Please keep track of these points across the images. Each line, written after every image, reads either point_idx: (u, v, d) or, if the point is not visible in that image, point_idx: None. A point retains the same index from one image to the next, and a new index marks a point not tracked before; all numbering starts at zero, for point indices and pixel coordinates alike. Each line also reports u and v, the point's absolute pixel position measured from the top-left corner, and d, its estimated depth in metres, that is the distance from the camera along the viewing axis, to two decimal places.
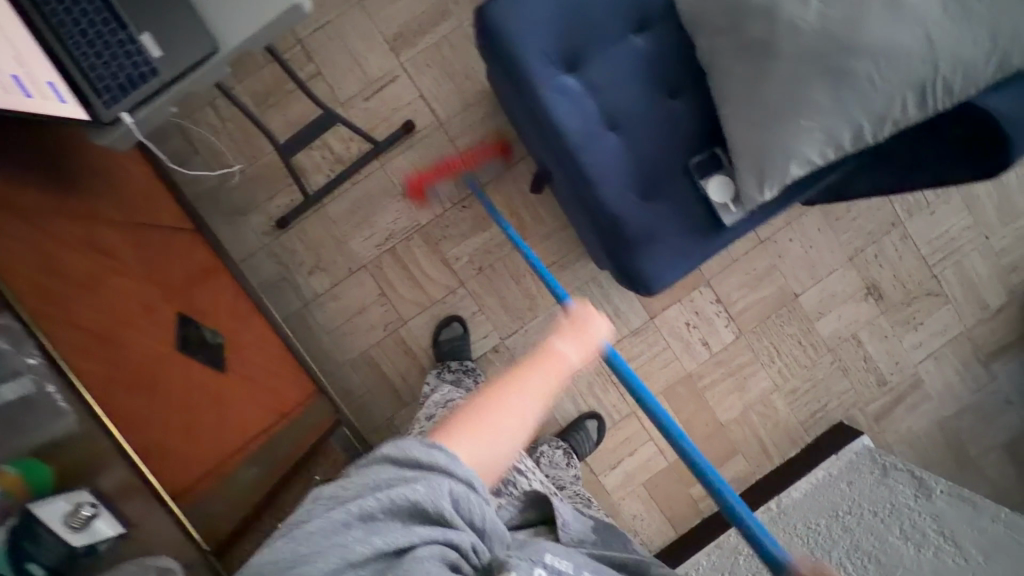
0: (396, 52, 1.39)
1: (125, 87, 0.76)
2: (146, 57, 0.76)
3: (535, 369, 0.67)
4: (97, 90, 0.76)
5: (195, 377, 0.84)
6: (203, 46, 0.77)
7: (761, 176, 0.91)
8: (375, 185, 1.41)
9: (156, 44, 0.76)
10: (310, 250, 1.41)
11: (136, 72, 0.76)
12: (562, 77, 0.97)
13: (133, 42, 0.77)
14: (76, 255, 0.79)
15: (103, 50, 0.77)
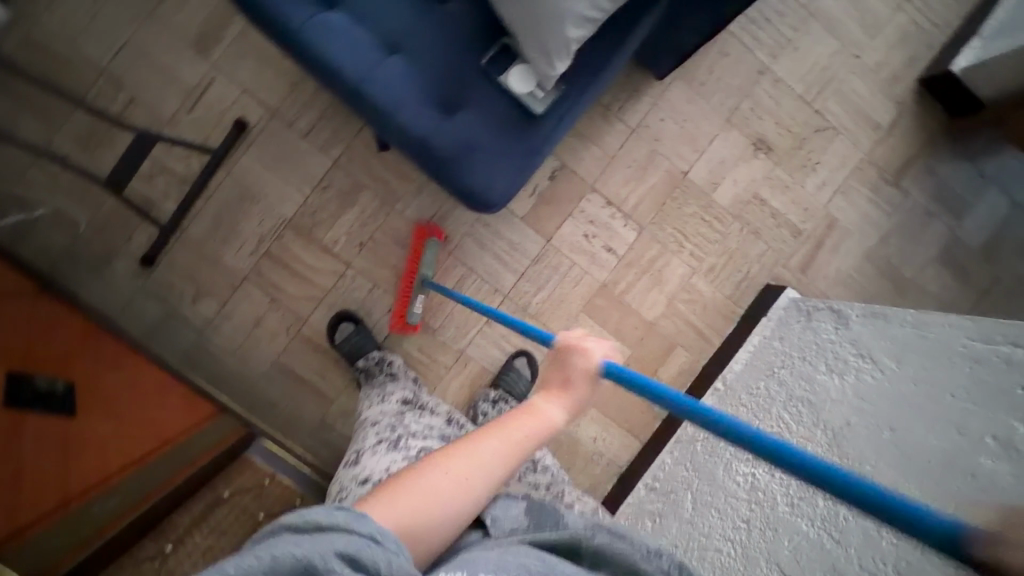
0: (205, 54, 1.34)
1: None
2: None
3: (482, 440, 0.62)
4: None
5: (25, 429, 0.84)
6: None
7: (547, 53, 0.87)
8: (229, 194, 1.37)
9: None
10: (186, 278, 1.37)
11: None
12: (322, 14, 0.92)
13: None
14: None
15: None
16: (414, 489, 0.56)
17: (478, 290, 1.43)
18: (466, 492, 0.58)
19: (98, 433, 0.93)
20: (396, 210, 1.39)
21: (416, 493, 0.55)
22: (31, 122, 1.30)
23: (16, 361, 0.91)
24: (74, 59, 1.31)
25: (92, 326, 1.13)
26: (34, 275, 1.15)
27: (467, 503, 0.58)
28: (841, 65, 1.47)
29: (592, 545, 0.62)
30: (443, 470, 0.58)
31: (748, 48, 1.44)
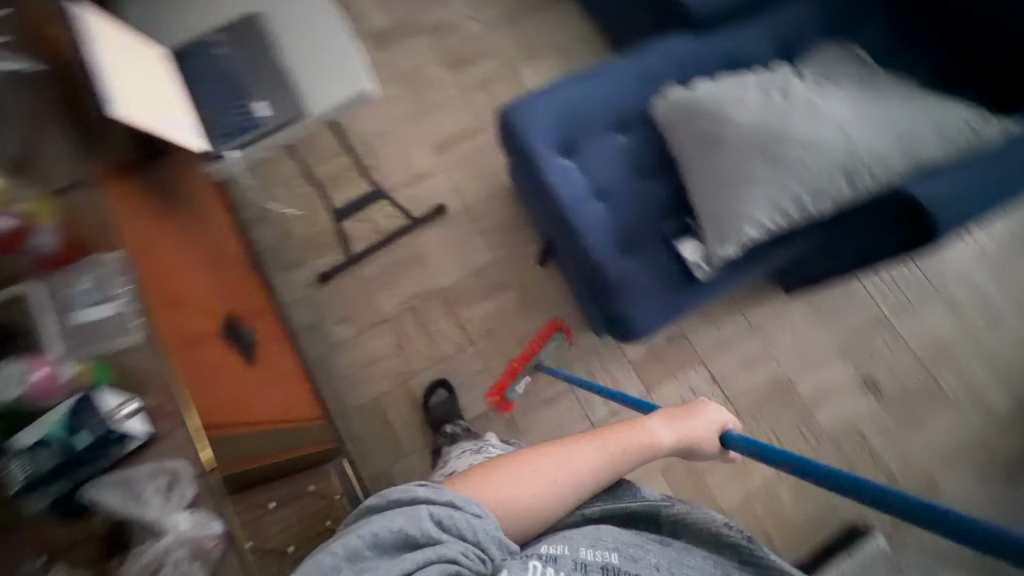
0: (439, 155, 1.72)
1: (237, 133, 1.05)
2: (253, 118, 1.06)
3: (590, 440, 0.72)
4: (216, 134, 1.05)
5: (227, 358, 0.99)
6: (290, 114, 1.06)
7: (721, 238, 1.09)
8: (408, 252, 1.63)
9: (268, 109, 1.06)
10: (341, 303, 1.59)
11: (249, 124, 1.06)
12: (560, 158, 1.24)
13: (251, 107, 1.07)
14: (176, 248, 1.01)
15: (231, 110, 1.07)
16: (509, 476, 0.67)
17: (571, 411, 1.53)
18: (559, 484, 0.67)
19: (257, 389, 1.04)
20: (530, 316, 1.59)
21: (506, 479, 0.66)
22: (301, 154, 1.71)
23: (229, 308, 1.11)
24: (351, 125, 1.74)
25: (263, 304, 1.32)
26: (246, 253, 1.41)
27: (558, 487, 0.67)
28: (960, 343, 1.58)
29: (672, 513, 0.66)
30: (534, 464, 0.68)
31: (872, 298, 1.61)
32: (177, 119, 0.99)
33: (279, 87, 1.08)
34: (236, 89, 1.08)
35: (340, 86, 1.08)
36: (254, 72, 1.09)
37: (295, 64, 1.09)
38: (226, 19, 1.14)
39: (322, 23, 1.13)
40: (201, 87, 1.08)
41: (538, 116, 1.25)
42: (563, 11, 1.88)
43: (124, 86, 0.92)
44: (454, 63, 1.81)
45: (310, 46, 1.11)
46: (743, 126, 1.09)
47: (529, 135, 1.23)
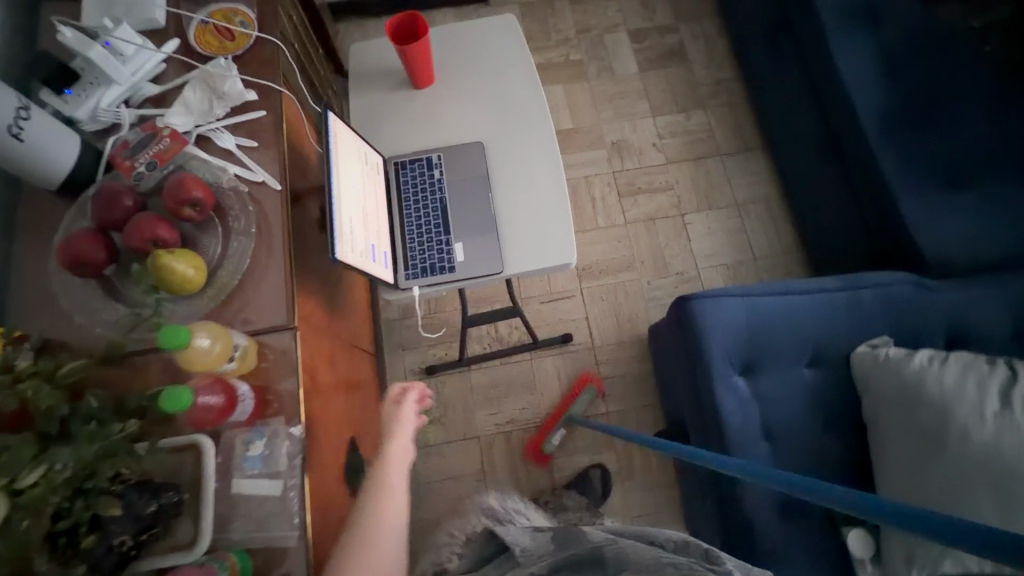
0: (581, 278, 1.65)
1: (427, 271, 1.02)
2: (450, 257, 1.02)
3: (377, 504, 0.75)
4: (406, 265, 1.03)
5: (347, 507, 0.91)
6: (488, 265, 1.00)
7: (909, 558, 0.95)
8: (519, 372, 1.56)
9: (463, 252, 1.01)
10: (438, 402, 1.53)
11: (440, 265, 1.02)
12: (734, 376, 1.12)
13: (448, 245, 1.02)
14: (328, 367, 0.94)
15: (426, 243, 1.04)
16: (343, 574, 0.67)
17: None
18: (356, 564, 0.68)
19: None
20: (623, 487, 1.46)
21: None
22: None
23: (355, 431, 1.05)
24: None
25: (372, 402, 1.27)
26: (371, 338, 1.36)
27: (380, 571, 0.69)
28: None
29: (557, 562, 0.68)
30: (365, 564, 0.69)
31: None
32: (376, 248, 0.96)
33: (482, 234, 1.02)
34: (439, 222, 1.05)
35: (544, 253, 1.00)
36: (461, 209, 1.04)
37: (506, 214, 1.03)
38: (451, 138, 1.09)
39: (545, 174, 1.05)
40: (406, 207, 1.06)
41: (725, 323, 1.14)
42: (749, 165, 1.78)
43: (346, 217, 0.88)
44: (622, 187, 1.75)
45: (525, 197, 1.04)
46: (976, 441, 0.93)
47: (708, 350, 1.12)
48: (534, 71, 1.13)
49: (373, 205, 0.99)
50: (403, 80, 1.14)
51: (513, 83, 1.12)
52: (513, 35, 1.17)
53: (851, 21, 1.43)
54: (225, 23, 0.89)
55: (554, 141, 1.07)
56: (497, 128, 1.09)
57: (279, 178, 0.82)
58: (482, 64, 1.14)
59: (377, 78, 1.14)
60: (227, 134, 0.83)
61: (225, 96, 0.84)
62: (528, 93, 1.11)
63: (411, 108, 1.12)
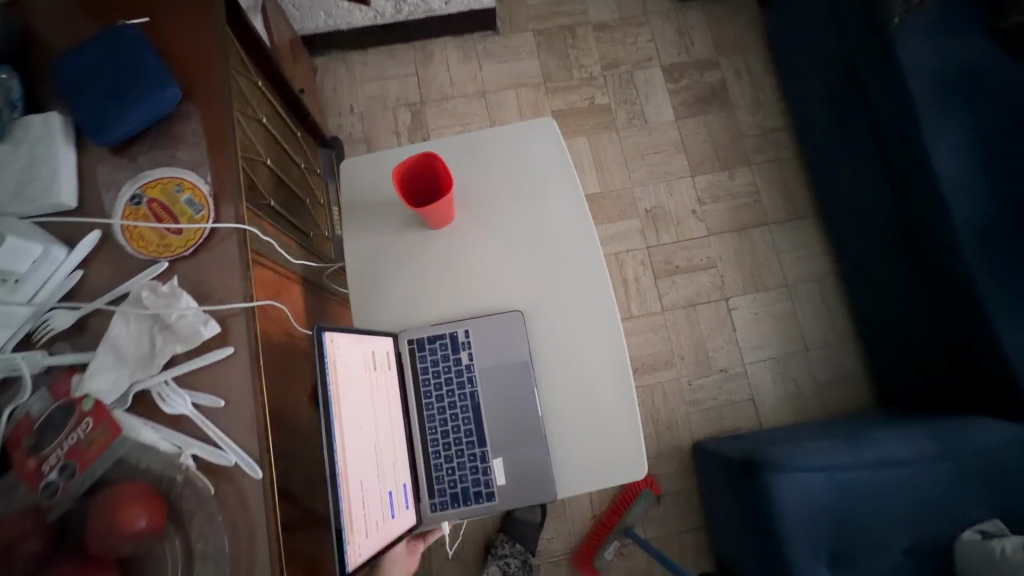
0: None
1: (458, 497, 0.89)
2: (489, 479, 0.90)
3: None
4: (432, 491, 0.89)
5: None
6: (538, 491, 0.88)
7: None
8: None
9: (504, 473, 0.89)
10: (454, 533, 1.35)
11: (474, 490, 0.89)
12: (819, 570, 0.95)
13: (484, 462, 0.90)
14: None
15: (455, 460, 0.90)
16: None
17: None
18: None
19: None
20: None
21: None
22: None
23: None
24: None
25: None
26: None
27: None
28: None
29: None
30: None
31: None
32: (395, 493, 0.80)
33: (526, 444, 0.89)
34: (469, 427, 0.91)
35: (605, 465, 0.89)
36: (497, 410, 0.91)
37: (555, 413, 0.91)
38: (482, 309, 0.94)
39: (602, 361, 0.92)
40: (428, 411, 0.92)
41: (807, 506, 0.96)
42: (799, 237, 1.56)
43: (356, 479, 0.71)
44: (658, 265, 1.51)
45: (580, 393, 0.91)
46: None
47: (787, 535, 0.95)
48: (585, 218, 0.96)
49: (386, 426, 0.83)
50: (415, 223, 0.96)
51: (558, 236, 0.96)
52: (559, 167, 0.98)
53: (947, 100, 1.20)
54: (166, 204, 0.63)
55: (616, 319, 0.93)
56: (540, 297, 0.94)
57: (258, 455, 0.58)
58: (519, 206, 0.96)
59: (381, 218, 0.97)
60: (178, 387, 0.58)
61: (171, 331, 0.58)
62: (579, 253, 0.95)
63: (429, 265, 0.95)
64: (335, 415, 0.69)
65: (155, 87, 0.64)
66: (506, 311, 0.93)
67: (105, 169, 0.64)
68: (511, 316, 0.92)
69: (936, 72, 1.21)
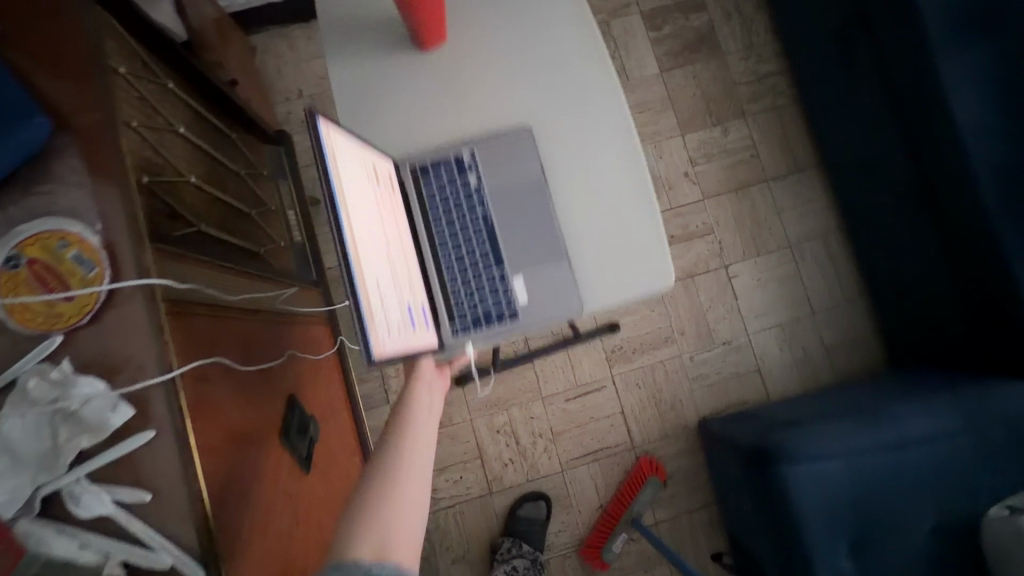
0: (611, 363, 1.36)
1: (478, 320, 0.86)
2: (509, 300, 0.86)
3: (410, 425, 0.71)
4: (453, 316, 0.86)
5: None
6: (564, 306, 0.84)
7: None
8: (549, 487, 1.32)
9: (524, 291, 0.86)
10: (460, 536, 1.31)
11: (496, 311, 0.86)
12: (842, 560, 0.90)
13: (503, 281, 0.86)
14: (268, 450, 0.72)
15: (472, 282, 0.86)
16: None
17: None
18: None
19: None
20: None
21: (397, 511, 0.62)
22: None
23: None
24: None
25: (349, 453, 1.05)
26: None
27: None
28: None
29: None
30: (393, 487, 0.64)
31: None
32: (414, 310, 0.77)
33: (542, 258, 0.86)
34: (485, 248, 0.87)
35: (628, 281, 0.86)
36: (509, 226, 0.87)
37: (576, 219, 0.87)
38: (490, 129, 0.87)
39: (618, 175, 0.87)
40: (438, 234, 0.87)
41: (824, 495, 0.91)
42: (800, 192, 1.45)
43: (374, 276, 0.66)
44: None
45: (597, 198, 0.87)
46: None
47: (805, 525, 0.90)
48: (594, 35, 0.89)
49: (396, 246, 0.78)
50: (404, 41, 0.87)
51: (569, 53, 0.89)
52: None
53: (968, 28, 1.06)
54: (49, 264, 0.52)
55: (632, 129, 0.88)
56: (551, 117, 0.88)
57: (201, 553, 0.50)
58: (526, 18, 0.89)
59: (370, 36, 0.88)
60: (92, 483, 0.50)
61: (73, 420, 0.49)
62: (584, 66, 0.88)
63: (425, 89, 0.88)
64: (346, 202, 0.65)
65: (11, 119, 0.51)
66: (515, 127, 0.87)
67: None
68: (521, 130, 0.86)
69: None
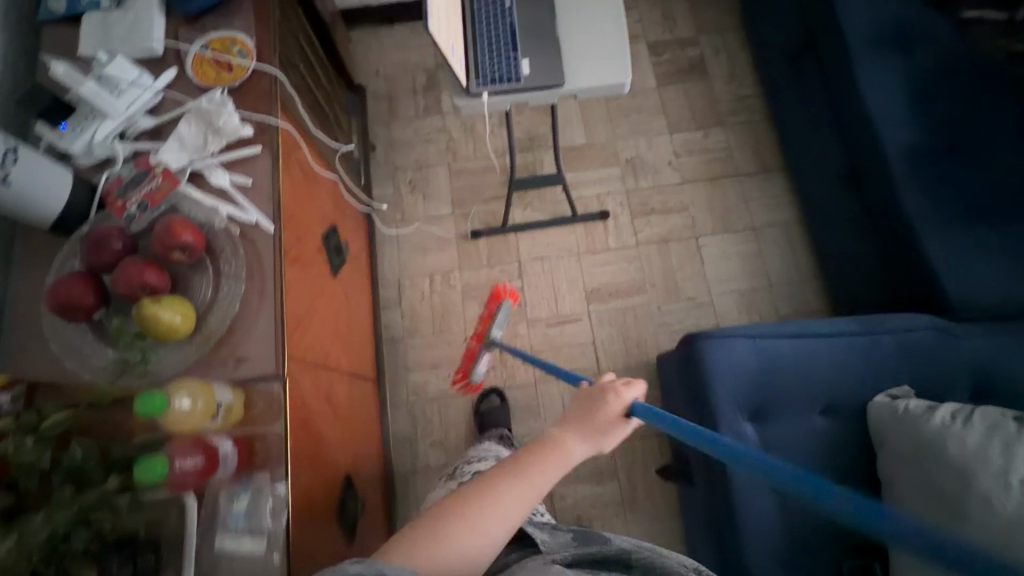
0: (589, 301, 1.60)
1: (495, 81, 1.09)
2: (517, 71, 1.08)
3: (536, 457, 0.73)
4: (478, 75, 1.09)
5: (319, 338, 0.98)
6: (554, 80, 1.08)
7: None
8: (523, 395, 1.53)
9: (529, 66, 1.08)
10: (440, 424, 1.51)
11: (507, 76, 1.09)
12: (743, 422, 1.08)
13: (515, 59, 1.09)
14: (311, 192, 1.01)
15: (495, 58, 1.10)
16: (443, 526, 0.67)
17: None
18: (500, 487, 0.70)
19: (329, 379, 1.01)
20: (625, 516, 1.43)
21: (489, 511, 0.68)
22: (452, 252, 1.65)
23: (348, 468, 1.05)
24: (512, 242, 1.66)
25: (364, 296, 1.33)
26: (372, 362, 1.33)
27: (490, 538, 0.67)
28: None
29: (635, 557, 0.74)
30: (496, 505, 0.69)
31: None
32: (453, 51, 1.04)
33: (545, 52, 1.09)
34: (507, 40, 1.10)
35: (595, 75, 1.09)
36: (527, 27, 1.10)
37: (572, 33, 1.11)
38: None
39: (603, 10, 1.12)
40: (478, 27, 1.13)
41: (736, 365, 1.09)
42: (767, 188, 1.72)
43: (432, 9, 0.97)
44: (635, 207, 1.70)
45: (588, 23, 1.12)
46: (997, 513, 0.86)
47: (716, 396, 1.07)
48: None
49: (453, 16, 1.08)
50: None
51: None
52: None
53: (883, 47, 1.38)
54: (223, 51, 0.87)
55: None
56: None
57: (273, 218, 0.80)
58: None
59: None
60: (220, 169, 0.81)
61: (218, 130, 0.81)
62: None
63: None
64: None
65: None
66: None
67: (183, 30, 0.89)
68: None
69: (873, 27, 1.39)
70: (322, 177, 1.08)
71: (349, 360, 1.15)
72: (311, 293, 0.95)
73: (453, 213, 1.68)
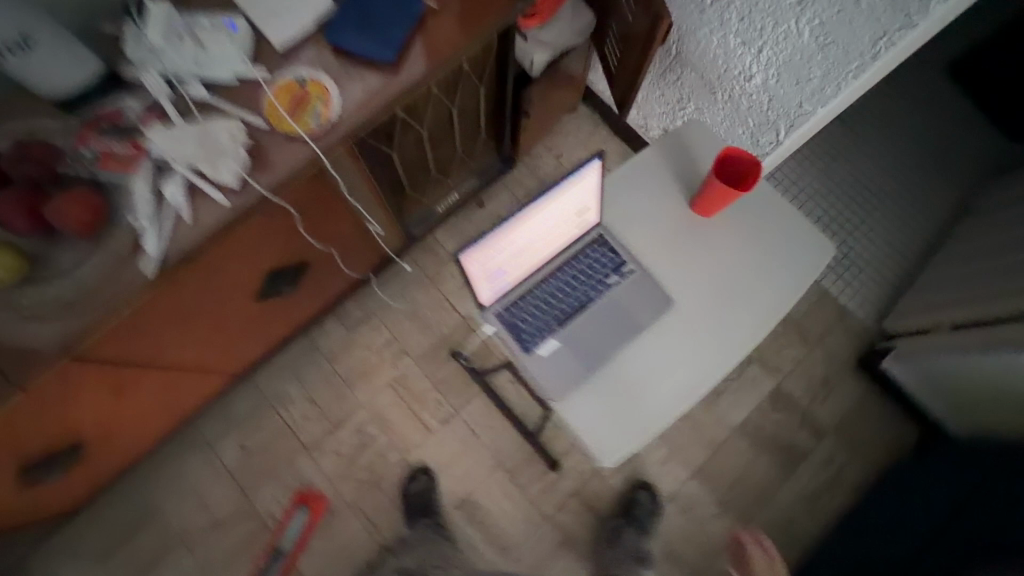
0: (456, 506, 1.41)
1: (514, 326, 0.93)
2: (538, 343, 0.92)
3: None
4: (510, 306, 0.93)
5: (165, 340, 0.93)
6: (553, 387, 0.89)
7: None
8: (328, 502, 1.41)
9: (550, 351, 0.92)
10: (261, 440, 1.44)
11: (527, 335, 0.93)
12: None
13: (548, 333, 0.93)
14: (284, 243, 0.94)
15: (540, 311, 0.94)
16: None
17: None
18: None
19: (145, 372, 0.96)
20: None
21: None
22: (424, 344, 1.51)
23: (90, 438, 1.00)
24: (469, 393, 1.48)
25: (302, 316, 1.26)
26: (253, 363, 1.29)
27: None
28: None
29: None
30: None
31: None
32: (501, 275, 0.89)
33: (580, 355, 0.92)
34: (567, 310, 0.95)
35: (590, 425, 0.88)
36: (593, 322, 0.94)
37: (622, 368, 0.91)
38: (660, 276, 0.95)
39: (670, 385, 0.90)
40: (566, 270, 0.96)
41: None
42: None
43: (507, 239, 0.82)
44: (583, 491, 1.42)
45: (645, 379, 0.90)
46: None
47: None
48: (774, 319, 0.93)
49: (546, 246, 0.91)
50: (689, 189, 0.99)
51: (753, 309, 0.94)
52: (806, 269, 0.96)
53: None
54: (307, 101, 0.79)
55: (710, 381, 0.90)
56: (689, 312, 0.94)
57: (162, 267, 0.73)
58: (755, 262, 0.96)
59: (680, 161, 1.00)
60: (184, 185, 0.75)
61: (216, 159, 0.75)
62: (747, 326, 0.93)
63: (665, 220, 0.98)
64: (553, 198, 0.81)
65: (379, 40, 0.81)
66: (664, 292, 0.94)
67: (314, 50, 0.83)
68: (665, 299, 0.93)
69: None
70: (323, 233, 1.00)
71: (207, 359, 1.10)
72: (186, 310, 0.90)
73: (463, 318, 1.53)
